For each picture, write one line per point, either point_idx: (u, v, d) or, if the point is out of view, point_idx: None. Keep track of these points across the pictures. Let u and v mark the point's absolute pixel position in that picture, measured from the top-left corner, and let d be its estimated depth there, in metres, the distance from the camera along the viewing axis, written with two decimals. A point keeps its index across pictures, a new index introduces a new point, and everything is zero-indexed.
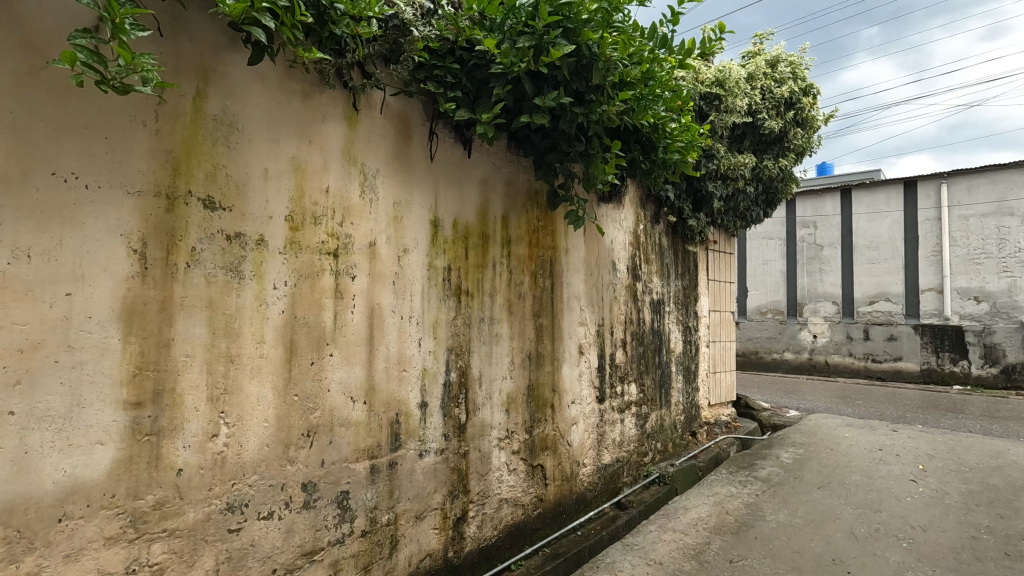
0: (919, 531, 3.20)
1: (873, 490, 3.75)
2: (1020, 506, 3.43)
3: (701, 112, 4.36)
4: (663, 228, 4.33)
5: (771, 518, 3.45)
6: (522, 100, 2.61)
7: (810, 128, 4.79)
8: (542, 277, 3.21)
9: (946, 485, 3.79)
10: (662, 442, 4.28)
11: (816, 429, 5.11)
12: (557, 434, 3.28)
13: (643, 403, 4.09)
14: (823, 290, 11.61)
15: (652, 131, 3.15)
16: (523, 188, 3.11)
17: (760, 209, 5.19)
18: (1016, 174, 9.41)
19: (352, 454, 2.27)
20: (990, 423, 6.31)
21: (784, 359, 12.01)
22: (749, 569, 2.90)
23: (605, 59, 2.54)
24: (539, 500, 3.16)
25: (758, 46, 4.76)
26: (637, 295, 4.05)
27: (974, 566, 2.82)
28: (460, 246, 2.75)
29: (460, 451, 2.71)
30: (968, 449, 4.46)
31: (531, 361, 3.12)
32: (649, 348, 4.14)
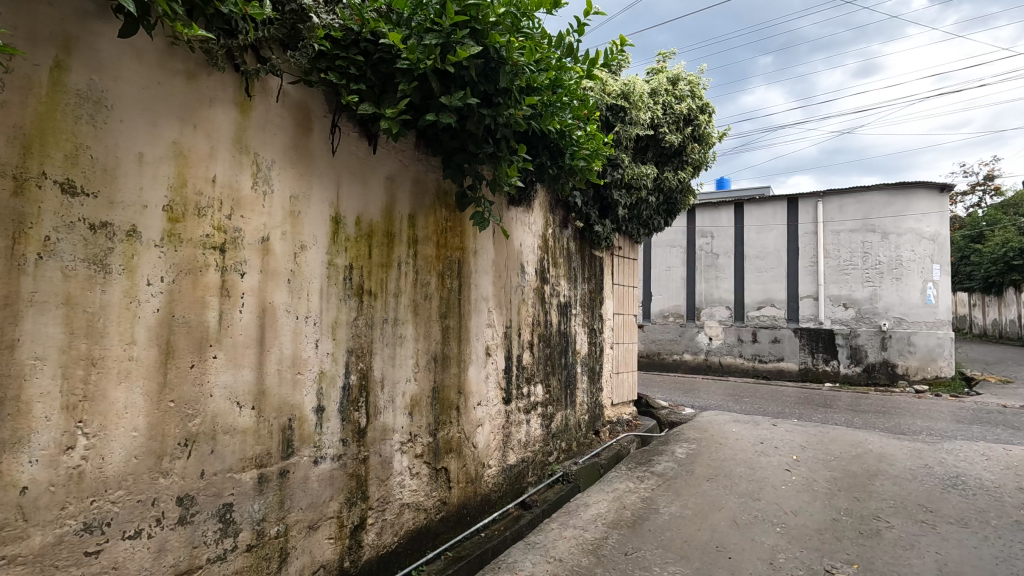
0: (790, 516, 3.52)
1: (753, 481, 4.07)
2: (873, 490, 3.86)
3: (608, 122, 4.54)
4: (571, 233, 4.46)
5: (664, 511, 3.65)
6: (430, 98, 2.58)
7: (705, 144, 5.14)
8: (449, 278, 3.18)
9: (815, 472, 4.20)
10: (567, 441, 4.38)
11: (708, 425, 5.47)
12: (462, 436, 3.26)
13: (549, 403, 4.17)
14: (718, 296, 12.48)
15: (559, 138, 3.25)
16: (431, 187, 3.07)
17: (661, 217, 5.49)
18: (877, 195, 10.67)
19: (238, 464, 2.11)
20: (855, 416, 7.07)
21: (683, 360, 12.76)
22: (643, 561, 3.03)
23: (513, 63, 2.56)
24: (443, 503, 3.11)
25: (662, 64, 5.03)
26: (546, 298, 4.13)
27: (834, 545, 3.13)
28: (364, 245, 2.67)
29: (359, 457, 2.62)
30: (834, 440, 4.97)
31: (436, 363, 3.08)
32: (555, 349, 4.23)
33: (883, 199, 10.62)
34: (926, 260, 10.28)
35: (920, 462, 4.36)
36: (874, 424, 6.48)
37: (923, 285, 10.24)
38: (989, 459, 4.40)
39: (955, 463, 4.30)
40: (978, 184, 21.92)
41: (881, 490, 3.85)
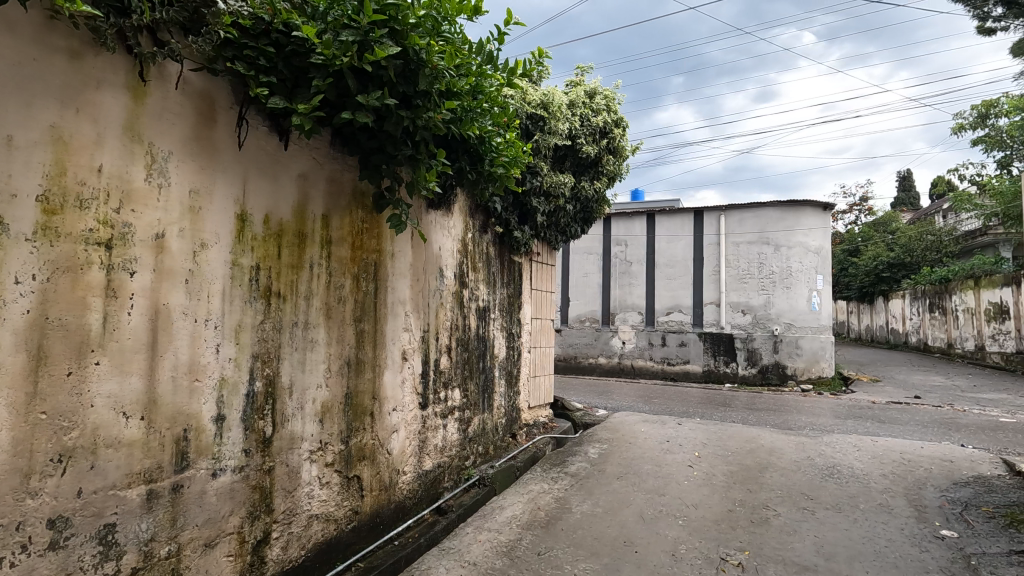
0: (691, 509, 3.74)
1: (659, 477, 4.29)
2: (763, 481, 4.20)
3: (527, 130, 4.63)
4: (490, 238, 4.50)
5: (576, 510, 3.76)
6: (346, 96, 2.51)
7: (619, 156, 5.38)
8: (365, 281, 3.10)
9: (714, 467, 4.50)
10: (483, 445, 4.39)
11: (619, 425, 5.70)
12: (376, 443, 3.18)
13: (466, 407, 4.16)
14: (631, 301, 13.04)
15: (479, 143, 3.29)
16: (347, 187, 2.99)
17: (578, 225, 5.66)
18: (771, 211, 11.65)
19: (122, 480, 1.94)
20: (750, 414, 7.64)
21: (598, 363, 13.20)
22: (555, 559, 3.10)
23: (432, 67, 2.54)
24: (354, 512, 3.02)
25: (580, 77, 5.20)
26: (464, 302, 4.13)
27: (728, 534, 3.37)
28: (272, 245, 2.54)
29: (263, 468, 2.49)
30: (732, 436, 5.35)
31: (350, 368, 2.99)
32: (473, 353, 4.24)
33: (776, 215, 11.61)
34: (811, 271, 11.35)
35: (804, 454, 4.80)
36: (766, 421, 7.06)
37: (809, 294, 11.30)
38: (859, 449, 4.93)
39: (832, 454, 4.78)
40: (855, 204, 24.52)
41: (771, 481, 4.20)
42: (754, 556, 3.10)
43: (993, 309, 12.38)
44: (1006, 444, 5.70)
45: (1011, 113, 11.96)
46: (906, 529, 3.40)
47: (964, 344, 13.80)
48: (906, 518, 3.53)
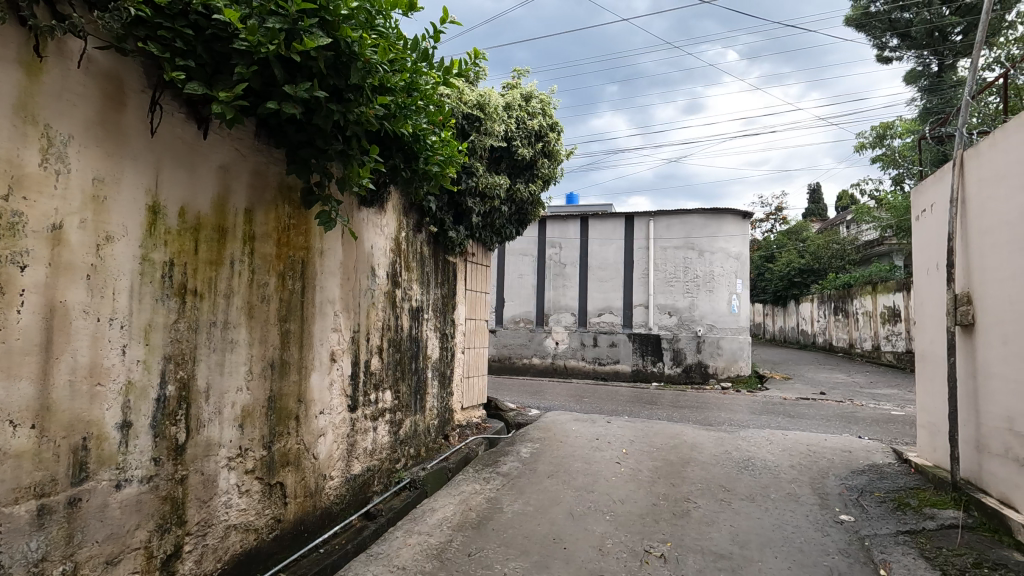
0: (617, 504, 3.86)
1: (588, 474, 4.40)
2: (685, 475, 4.41)
3: (463, 130, 4.61)
4: (424, 237, 4.45)
5: (508, 509, 3.79)
6: (272, 86, 2.41)
7: (554, 160, 5.47)
8: (292, 279, 2.98)
9: (640, 463, 4.67)
10: (415, 447, 4.32)
11: (551, 425, 5.80)
12: (301, 447, 3.05)
13: (398, 409, 4.09)
14: (564, 303, 13.28)
15: (413, 141, 3.27)
16: (273, 181, 2.86)
17: (513, 227, 5.70)
18: (696, 218, 12.24)
19: (9, 496, 1.76)
20: (674, 411, 8.00)
21: (532, 363, 13.36)
22: (485, 559, 3.11)
23: (365, 60, 2.49)
24: (276, 521, 2.89)
25: (516, 80, 5.25)
26: (396, 302, 4.05)
27: (652, 527, 3.51)
28: (188, 239, 2.39)
29: (175, 477, 2.33)
30: (657, 433, 5.57)
31: (273, 370, 2.86)
32: (405, 354, 4.17)
33: (700, 221, 12.21)
34: (732, 275, 12.04)
35: (723, 449, 5.07)
36: (689, 418, 7.41)
37: (729, 297, 11.97)
38: (771, 443, 5.28)
39: (747, 448, 5.09)
40: (771, 213, 26.23)
41: (692, 475, 4.41)
42: (674, 547, 3.25)
43: (887, 313, 13.63)
44: (896, 434, 6.29)
45: (904, 135, 13.22)
46: (810, 516, 3.67)
47: (863, 344, 15.10)
48: (811, 506, 3.82)
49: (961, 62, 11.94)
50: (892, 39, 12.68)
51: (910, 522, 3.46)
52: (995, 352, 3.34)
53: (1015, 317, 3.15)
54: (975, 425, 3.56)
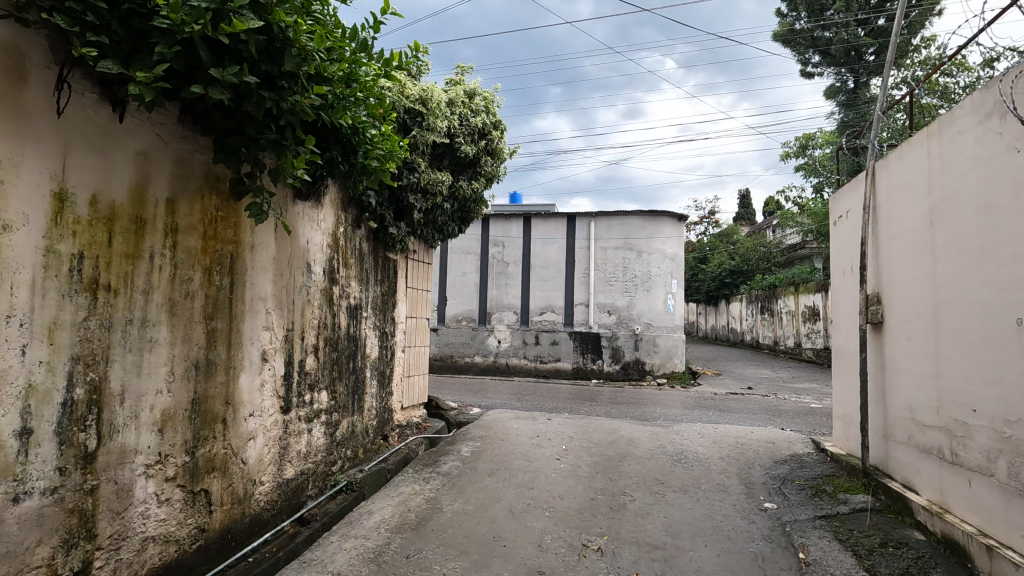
0: (557, 500, 3.91)
1: (528, 471, 4.44)
2: (622, 469, 4.53)
3: (405, 124, 4.52)
4: (363, 233, 4.33)
5: (447, 509, 3.76)
6: (197, 68, 2.27)
7: (497, 158, 5.47)
8: (219, 275, 2.82)
9: (578, 459, 4.75)
10: (352, 448, 4.19)
11: (492, 423, 5.80)
12: (228, 452, 2.89)
13: (334, 410, 3.95)
14: (507, 301, 13.31)
15: (352, 134, 3.18)
16: (199, 170, 2.69)
17: (455, 224, 5.65)
18: (634, 219, 12.60)
19: None
20: (612, 407, 8.21)
21: (474, 362, 13.32)
22: (424, 560, 3.07)
23: (300, 47, 2.40)
24: (200, 530, 2.72)
25: (459, 76, 5.21)
26: (333, 299, 3.92)
27: (590, 521, 3.58)
28: (101, 230, 2.21)
29: (84, 487, 2.15)
30: (596, 429, 5.69)
31: (198, 371, 2.69)
32: (342, 353, 4.05)
33: (638, 223, 12.58)
34: (667, 275, 12.49)
35: (657, 443, 5.24)
36: (626, 413, 7.62)
37: (664, 296, 12.42)
38: (702, 436, 5.51)
39: (680, 442, 5.28)
40: (704, 217, 27.39)
41: (628, 469, 4.53)
42: (611, 540, 3.33)
43: (808, 312, 14.56)
44: (814, 426, 6.73)
45: (824, 146, 14.15)
46: (738, 505, 3.86)
47: (786, 341, 16.06)
48: (738, 495, 4.01)
49: (873, 80, 12.86)
50: (814, 56, 13.53)
51: (826, 507, 3.71)
52: (900, 347, 3.63)
53: (917, 315, 3.45)
54: (882, 415, 3.87)
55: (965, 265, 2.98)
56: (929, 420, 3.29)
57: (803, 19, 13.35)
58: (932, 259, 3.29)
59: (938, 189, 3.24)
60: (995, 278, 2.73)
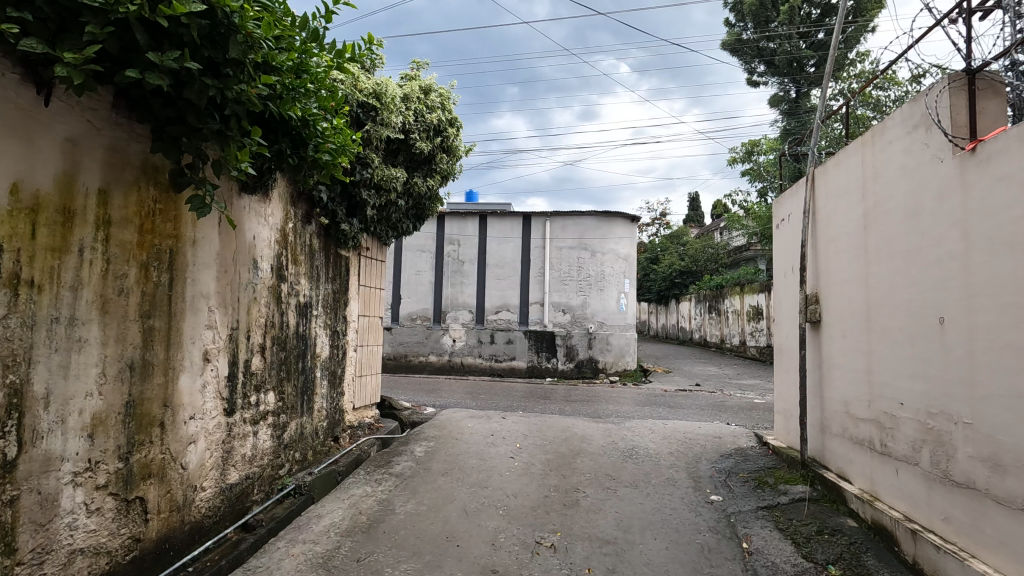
0: (511, 498, 3.93)
1: (483, 470, 4.43)
2: (575, 466, 4.59)
3: (358, 119, 4.42)
4: (314, 229, 4.21)
5: (400, 510, 3.70)
6: (133, 52, 2.14)
7: (453, 156, 5.42)
8: (157, 271, 2.67)
9: (532, 457, 4.78)
10: (301, 451, 4.07)
11: (447, 422, 5.76)
12: (166, 457, 2.75)
13: (282, 411, 3.82)
14: (462, 300, 13.24)
15: (302, 127, 3.08)
16: (135, 160, 2.54)
17: (410, 222, 5.57)
18: (588, 220, 12.79)
19: None
20: (566, 405, 8.30)
21: (428, 361, 13.19)
22: (375, 563, 3.01)
23: (247, 34, 2.31)
24: (135, 540, 2.58)
25: (415, 72, 5.13)
26: (282, 297, 3.79)
27: (543, 519, 3.61)
28: (23, 221, 2.06)
29: (2, 499, 2.00)
30: (550, 427, 5.74)
31: (133, 372, 2.54)
32: (291, 353, 3.92)
33: (592, 223, 12.78)
34: (620, 275, 12.75)
35: (610, 440, 5.34)
36: (580, 411, 7.73)
37: (617, 295, 12.70)
38: (652, 432, 5.65)
39: (631, 438, 5.40)
40: (656, 218, 28.09)
41: (581, 466, 4.60)
42: (564, 536, 3.36)
43: (752, 311, 15.17)
44: (756, 420, 7.02)
45: (768, 153, 14.77)
46: (686, 498, 3.98)
47: (732, 339, 16.69)
48: (686, 489, 4.14)
49: (813, 91, 13.50)
50: (759, 65, 14.09)
51: (767, 498, 3.87)
52: (836, 344, 3.83)
53: (851, 314, 3.64)
54: (819, 409, 4.07)
55: (895, 268, 3.17)
56: (861, 413, 3.48)
57: (750, 30, 13.88)
58: (865, 261, 3.48)
59: (871, 195, 3.43)
60: (921, 279, 2.92)
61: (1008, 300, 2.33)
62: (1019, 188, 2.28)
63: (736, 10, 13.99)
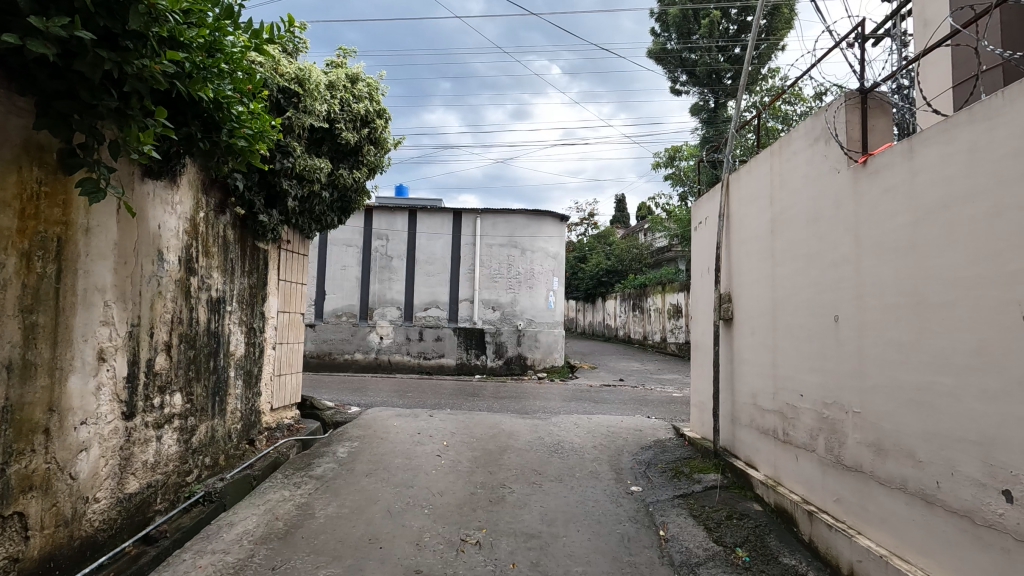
0: (436, 497, 3.89)
1: (408, 469, 4.36)
2: (501, 463, 4.61)
3: (278, 104, 4.21)
4: (228, 219, 3.97)
5: (320, 514, 3.56)
6: (12, 15, 1.93)
7: (381, 148, 5.26)
8: (41, 261, 2.40)
9: (460, 455, 4.76)
10: (212, 455, 3.81)
11: (372, 422, 5.61)
12: (52, 468, 2.49)
13: (190, 414, 3.57)
14: (390, 297, 12.94)
15: (214, 109, 2.89)
16: (15, 137, 2.27)
17: (334, 214, 5.36)
18: (519, 218, 12.89)
19: None
20: (494, 401, 8.34)
21: (354, 359, 12.82)
22: (291, 571, 2.88)
23: (150, 5, 2.14)
24: (13, 561, 2.31)
25: (341, 59, 4.94)
26: (191, 292, 3.53)
27: (468, 516, 3.59)
28: None
29: None
30: (478, 424, 5.74)
31: (11, 374, 2.28)
32: (201, 351, 3.67)
33: (522, 222, 12.90)
34: (549, 273, 13.02)
35: (536, 435, 5.41)
36: (508, 407, 7.79)
37: (546, 293, 12.95)
38: (578, 427, 5.79)
39: (557, 433, 5.50)
40: (585, 218, 28.78)
41: (508, 462, 4.62)
42: (489, 533, 3.37)
43: (672, 309, 15.92)
44: (674, 413, 7.38)
45: (688, 159, 15.52)
46: (608, 490, 4.11)
47: (653, 336, 17.44)
48: (608, 481, 4.27)
49: (730, 102, 14.32)
50: (682, 75, 14.76)
51: (683, 487, 4.07)
52: (747, 341, 4.09)
53: (760, 312, 3.89)
54: (730, 402, 4.33)
55: (797, 269, 3.41)
56: (767, 405, 3.74)
57: (674, 40, 14.50)
58: (773, 263, 3.73)
59: (777, 202, 3.69)
60: (820, 281, 3.16)
61: (892, 300, 2.57)
62: (902, 200, 2.53)
63: (661, 20, 14.56)
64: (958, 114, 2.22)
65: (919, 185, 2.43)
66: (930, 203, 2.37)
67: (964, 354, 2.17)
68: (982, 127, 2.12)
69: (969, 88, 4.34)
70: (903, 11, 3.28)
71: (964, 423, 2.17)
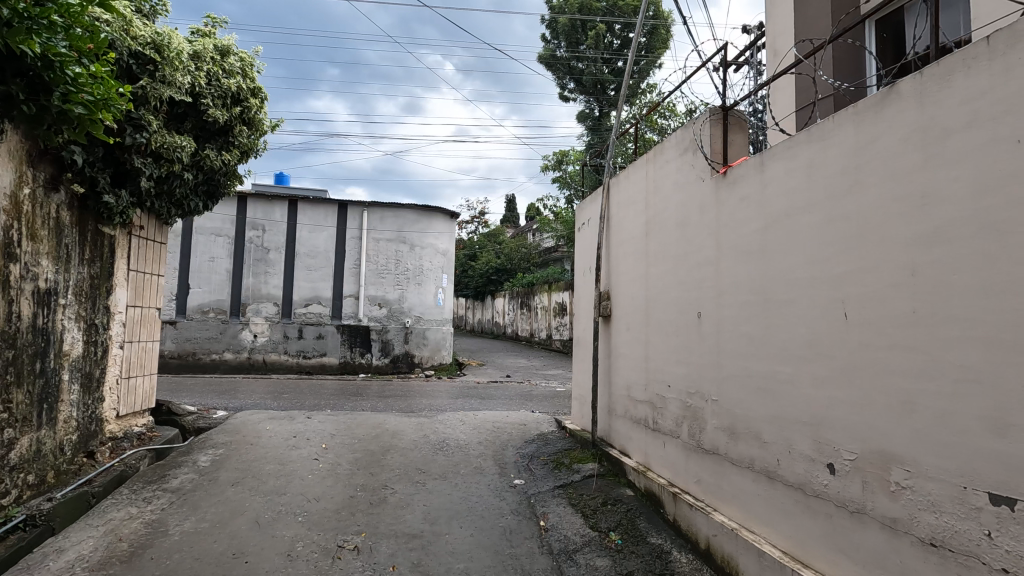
0: (312, 503, 3.67)
1: (281, 476, 4.07)
2: (384, 463, 4.47)
3: (130, 71, 3.72)
4: (63, 197, 3.44)
5: (175, 531, 3.20)
6: None
7: (256, 130, 4.84)
8: None
9: (339, 457, 4.54)
10: (38, 472, 3.26)
11: (240, 426, 5.17)
12: None
13: (8, 425, 3.03)
14: (266, 292, 12.03)
15: (44, 68, 2.49)
16: None
17: (199, 200, 4.83)
18: (408, 213, 12.61)
19: None
20: (379, 401, 8.08)
21: (223, 359, 11.76)
22: None
23: None
24: None
25: (210, 28, 4.48)
26: (11, 282, 3.00)
27: (347, 521, 3.44)
28: None
29: None
30: (360, 424, 5.51)
31: None
32: (24, 353, 3.13)
33: (412, 217, 12.64)
34: (438, 270, 12.93)
35: (421, 434, 5.31)
36: (393, 406, 7.59)
37: (435, 290, 12.86)
38: (463, 423, 5.78)
39: (443, 430, 5.45)
40: (475, 216, 28.89)
41: (391, 463, 4.49)
42: (368, 537, 3.25)
43: (558, 307, 16.53)
44: (557, 407, 7.66)
45: (575, 163, 16.18)
46: (492, 484, 4.15)
47: (540, 333, 17.98)
48: (492, 476, 4.32)
49: (612, 112, 15.14)
50: (570, 82, 15.34)
51: (563, 477, 4.22)
52: (623, 336, 4.33)
53: (636, 309, 4.13)
54: (608, 394, 4.56)
55: (668, 270, 3.67)
56: (640, 396, 3.99)
57: (563, 47, 15.03)
58: (647, 263, 3.99)
59: (652, 206, 3.94)
60: (687, 280, 3.43)
61: (745, 298, 2.86)
62: (755, 209, 2.82)
63: (552, 27, 15.02)
64: (799, 134, 2.52)
65: (768, 195, 2.73)
66: (777, 212, 2.67)
67: (800, 345, 2.47)
68: (817, 147, 2.43)
69: (808, 113, 5.01)
70: (759, 42, 3.66)
71: (799, 407, 2.47)
